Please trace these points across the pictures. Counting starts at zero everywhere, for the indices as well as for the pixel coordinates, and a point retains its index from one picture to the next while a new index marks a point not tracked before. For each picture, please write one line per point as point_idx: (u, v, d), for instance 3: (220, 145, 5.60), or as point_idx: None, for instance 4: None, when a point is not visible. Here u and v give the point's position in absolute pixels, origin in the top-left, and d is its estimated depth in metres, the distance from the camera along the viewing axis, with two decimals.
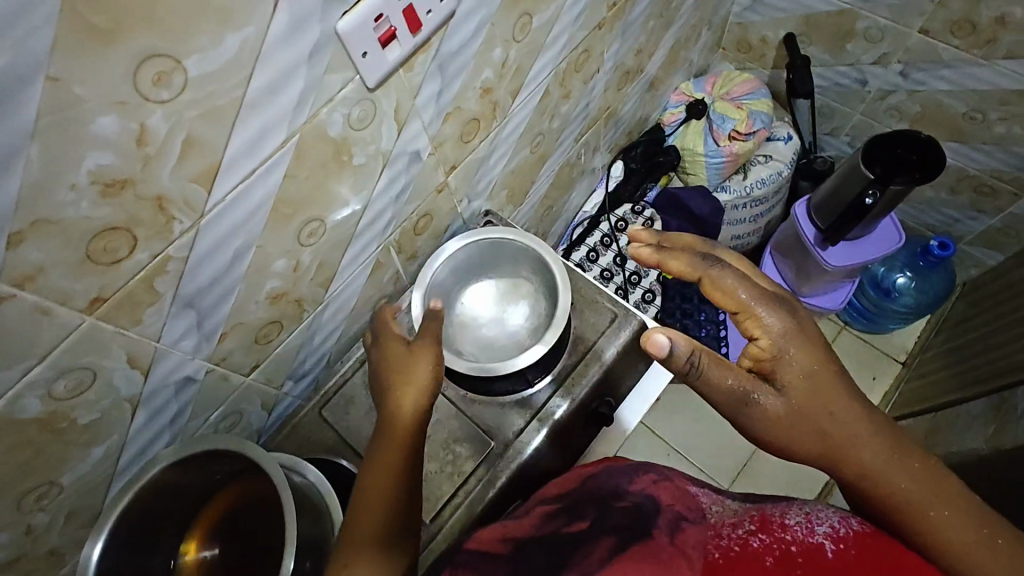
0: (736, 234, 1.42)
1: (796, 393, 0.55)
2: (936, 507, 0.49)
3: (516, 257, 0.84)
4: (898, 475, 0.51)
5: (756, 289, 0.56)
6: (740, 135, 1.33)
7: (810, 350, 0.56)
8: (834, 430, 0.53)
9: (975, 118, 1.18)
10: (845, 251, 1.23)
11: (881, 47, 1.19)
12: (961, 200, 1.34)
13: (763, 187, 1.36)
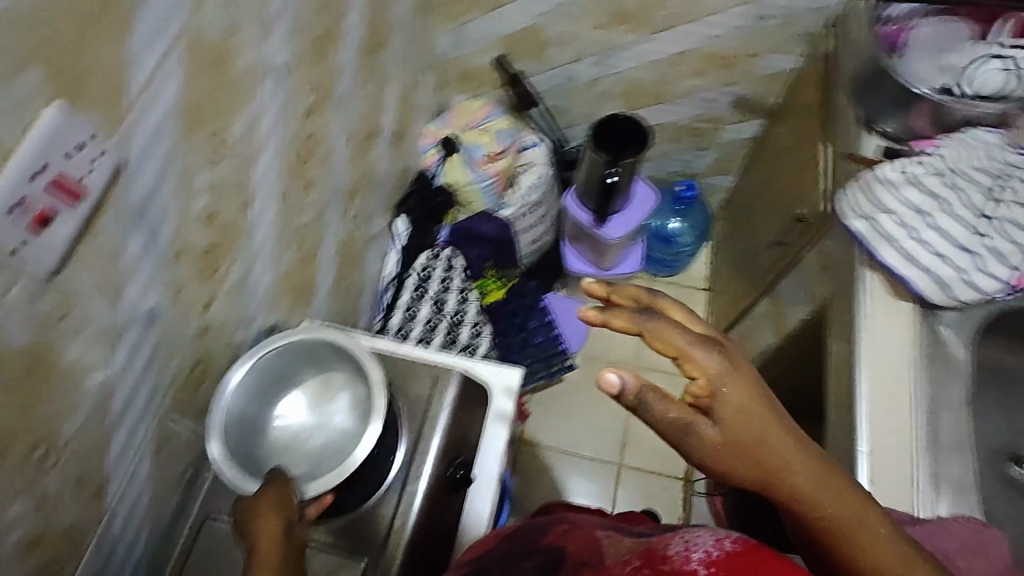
0: (533, 240, 1.48)
1: (735, 429, 0.58)
2: (871, 534, 0.57)
3: (314, 353, 0.79)
4: (837, 505, 0.58)
5: (692, 335, 0.58)
6: (495, 155, 1.41)
7: (756, 392, 0.59)
8: (777, 462, 0.58)
9: (664, 81, 1.39)
10: (621, 221, 1.36)
11: (572, 47, 1.35)
12: (687, 146, 1.57)
13: (537, 190, 1.41)
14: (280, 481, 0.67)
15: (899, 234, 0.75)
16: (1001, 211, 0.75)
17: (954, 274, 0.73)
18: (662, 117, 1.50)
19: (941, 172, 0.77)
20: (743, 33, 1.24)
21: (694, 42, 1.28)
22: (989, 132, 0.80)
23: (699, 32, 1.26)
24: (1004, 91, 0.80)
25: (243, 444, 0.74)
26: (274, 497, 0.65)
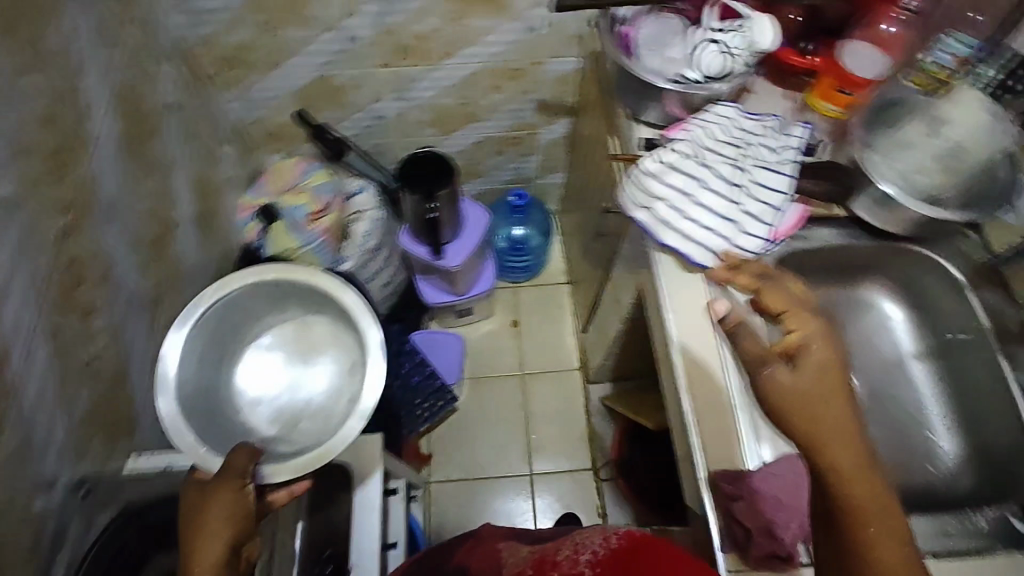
0: (386, 281, 1.47)
1: (815, 378, 0.64)
2: (885, 522, 0.62)
3: (283, 298, 0.85)
4: (864, 489, 0.62)
5: (806, 308, 0.68)
6: (318, 214, 1.34)
7: (824, 336, 0.66)
8: (823, 435, 0.63)
9: (467, 103, 1.42)
10: (459, 246, 1.34)
11: (367, 88, 1.33)
12: (512, 155, 1.61)
13: (373, 238, 1.38)
14: (236, 485, 0.67)
15: (670, 219, 0.80)
16: (750, 175, 0.81)
17: (722, 243, 0.79)
18: (477, 135, 1.52)
19: (693, 151, 0.83)
20: (522, 45, 1.28)
21: (480, 61, 1.30)
22: (725, 105, 0.87)
23: (483, 52, 1.29)
24: (726, 72, 0.85)
25: (206, 416, 0.76)
26: (219, 500, 0.66)
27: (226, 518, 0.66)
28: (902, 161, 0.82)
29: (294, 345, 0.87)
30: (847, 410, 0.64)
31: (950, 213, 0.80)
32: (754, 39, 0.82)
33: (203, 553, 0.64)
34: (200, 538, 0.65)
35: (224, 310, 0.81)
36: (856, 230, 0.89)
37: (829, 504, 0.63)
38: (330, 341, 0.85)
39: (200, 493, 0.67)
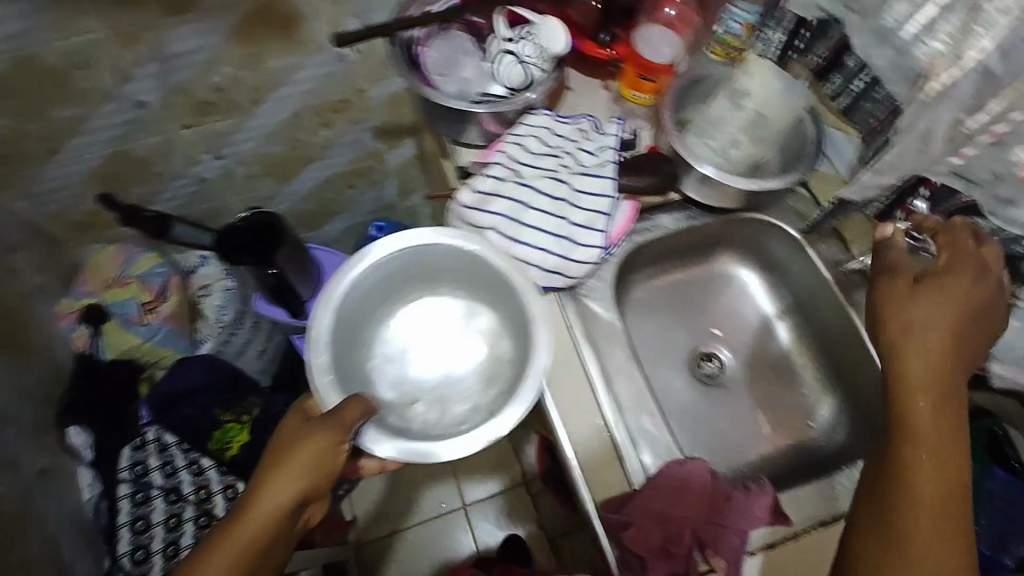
0: (259, 349, 1.38)
1: (945, 308, 0.61)
2: (930, 533, 0.53)
3: (452, 256, 0.75)
4: (928, 489, 0.55)
5: (977, 256, 0.63)
6: (153, 302, 1.26)
7: (965, 305, 0.61)
8: (920, 408, 0.58)
9: (298, 144, 1.30)
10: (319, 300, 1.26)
11: (175, 153, 1.19)
12: (366, 185, 1.51)
13: (228, 310, 1.31)
14: (337, 437, 0.61)
15: (504, 247, 0.76)
16: (573, 184, 0.78)
17: (560, 262, 0.76)
18: (322, 171, 1.41)
19: (514, 169, 0.78)
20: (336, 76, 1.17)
21: (295, 101, 1.18)
22: (537, 114, 0.82)
23: (295, 92, 1.16)
24: (528, 80, 0.81)
25: (350, 335, 0.74)
26: (317, 445, 0.61)
27: (297, 485, 0.60)
28: (715, 139, 0.81)
29: (473, 293, 0.80)
30: (951, 402, 0.58)
31: (769, 183, 0.80)
32: (544, 43, 0.78)
33: (254, 505, 0.59)
34: (266, 504, 0.59)
35: (412, 253, 0.75)
36: (700, 211, 0.90)
37: (873, 500, 0.57)
38: (502, 327, 0.77)
39: (314, 425, 0.62)
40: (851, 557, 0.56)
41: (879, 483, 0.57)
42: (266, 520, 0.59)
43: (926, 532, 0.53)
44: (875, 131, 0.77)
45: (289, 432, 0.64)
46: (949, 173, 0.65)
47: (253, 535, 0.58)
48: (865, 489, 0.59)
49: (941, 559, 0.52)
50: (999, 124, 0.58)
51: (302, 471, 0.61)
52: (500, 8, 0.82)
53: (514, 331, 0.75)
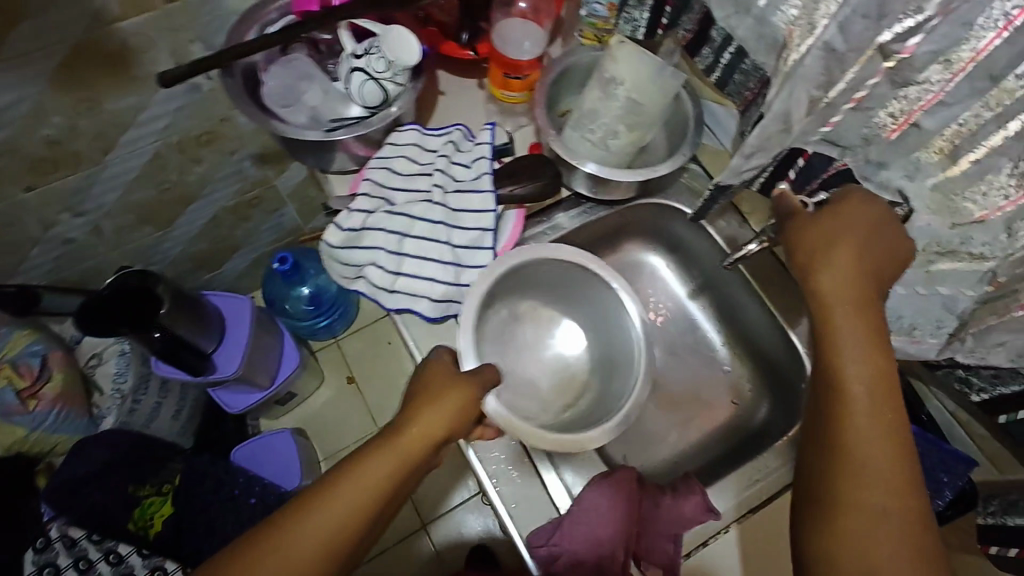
0: (174, 407, 1.30)
1: (838, 256, 0.57)
2: (877, 475, 0.52)
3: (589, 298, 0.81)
4: (871, 431, 0.53)
5: (853, 204, 0.59)
6: (33, 387, 1.06)
7: (863, 236, 0.57)
8: (846, 349, 0.55)
9: (169, 186, 1.18)
10: (226, 355, 1.19)
11: (24, 220, 1.06)
12: (262, 215, 1.41)
13: (127, 376, 1.21)
14: (473, 390, 0.62)
15: (388, 281, 0.72)
16: (451, 203, 0.73)
17: (449, 288, 0.71)
18: (206, 210, 1.30)
19: (384, 197, 0.72)
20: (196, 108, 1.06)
21: (150, 141, 1.06)
22: (404, 130, 0.77)
23: (148, 132, 1.04)
24: (384, 96, 0.74)
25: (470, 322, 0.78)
26: (455, 403, 0.61)
27: (426, 434, 0.59)
28: (592, 132, 0.77)
29: (588, 315, 0.85)
30: (877, 328, 0.55)
31: (657, 171, 0.77)
32: (391, 54, 0.70)
33: (372, 455, 0.57)
34: (394, 459, 0.57)
35: (553, 265, 0.78)
36: (593, 203, 0.86)
37: (820, 454, 0.55)
38: (599, 351, 0.84)
39: (450, 382, 0.63)
40: (809, 518, 0.55)
41: (822, 437, 0.55)
42: (390, 476, 0.56)
43: (869, 481, 0.52)
44: (746, 102, 0.74)
45: (439, 376, 0.63)
46: (820, 140, 0.63)
47: (381, 487, 0.56)
48: (809, 442, 0.57)
49: (892, 500, 0.51)
50: (857, 91, 0.57)
51: (440, 429, 0.59)
52: (341, 20, 0.74)
53: (613, 350, 0.82)
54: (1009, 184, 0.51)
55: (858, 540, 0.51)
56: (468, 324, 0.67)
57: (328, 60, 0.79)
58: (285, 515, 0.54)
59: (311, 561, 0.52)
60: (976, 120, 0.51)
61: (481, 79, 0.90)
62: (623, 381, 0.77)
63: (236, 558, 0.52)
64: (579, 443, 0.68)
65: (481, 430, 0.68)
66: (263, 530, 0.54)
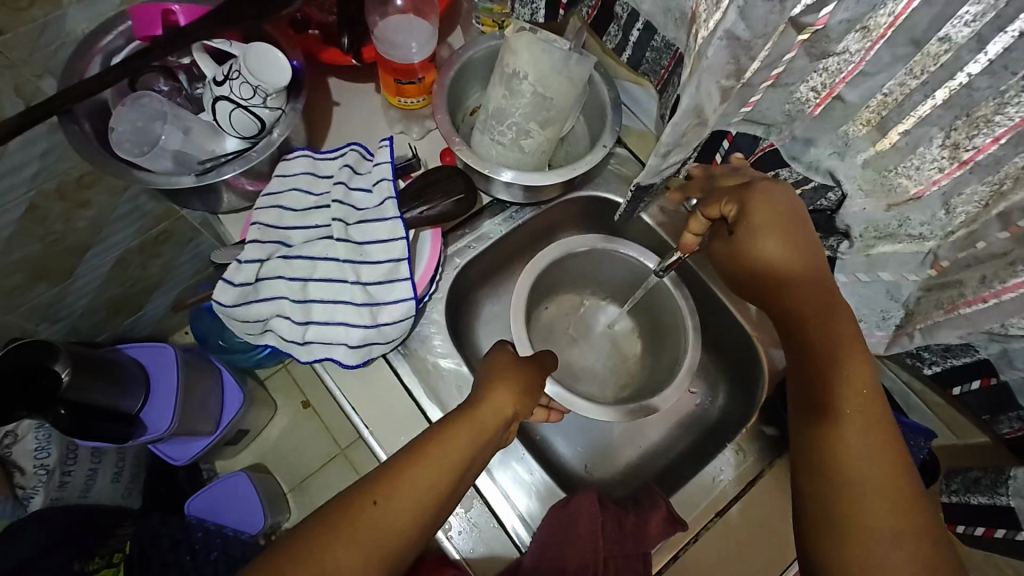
0: (112, 472, 1.17)
1: (770, 230, 0.56)
2: (873, 482, 0.47)
3: (629, 270, 0.83)
4: (858, 437, 0.48)
5: (762, 187, 0.57)
6: None
7: (776, 221, 0.56)
8: (825, 351, 0.52)
9: (58, 242, 0.97)
10: (158, 411, 1.08)
11: None
12: (174, 248, 1.19)
13: (49, 450, 1.04)
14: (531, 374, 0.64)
15: (297, 333, 0.64)
16: (355, 236, 0.65)
17: (367, 331, 0.64)
18: (106, 261, 1.09)
19: (278, 239, 0.65)
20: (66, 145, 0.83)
21: (24, 192, 0.83)
22: (292, 159, 0.69)
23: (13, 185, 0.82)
24: (259, 125, 0.65)
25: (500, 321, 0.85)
26: (517, 382, 0.62)
27: (496, 417, 0.58)
28: (502, 134, 0.70)
29: (624, 291, 0.87)
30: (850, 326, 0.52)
31: (578, 166, 0.70)
32: (256, 79, 0.61)
33: (446, 434, 0.55)
34: (472, 428, 0.56)
35: (590, 255, 0.82)
36: (519, 207, 0.80)
37: (813, 468, 0.49)
38: (640, 326, 0.87)
39: (510, 367, 0.64)
40: (818, 542, 0.48)
41: (811, 449, 0.50)
42: (470, 449, 0.55)
43: (865, 445, 0.48)
44: (662, 82, 0.68)
45: (503, 362, 0.64)
46: (743, 121, 0.58)
47: (464, 455, 0.54)
48: (801, 458, 0.51)
49: (890, 509, 0.46)
50: (774, 68, 0.50)
51: (507, 403, 0.60)
52: (194, 43, 0.64)
53: (657, 312, 0.83)
54: (942, 157, 0.46)
55: (871, 513, 0.46)
56: (520, 316, 0.74)
57: (192, 87, 0.70)
58: (373, 487, 0.51)
59: (407, 533, 0.50)
60: (902, 89, 0.46)
61: (376, 83, 0.81)
62: (673, 342, 0.79)
63: (329, 533, 0.48)
64: (643, 410, 0.71)
65: (546, 413, 0.69)
66: (349, 507, 0.50)
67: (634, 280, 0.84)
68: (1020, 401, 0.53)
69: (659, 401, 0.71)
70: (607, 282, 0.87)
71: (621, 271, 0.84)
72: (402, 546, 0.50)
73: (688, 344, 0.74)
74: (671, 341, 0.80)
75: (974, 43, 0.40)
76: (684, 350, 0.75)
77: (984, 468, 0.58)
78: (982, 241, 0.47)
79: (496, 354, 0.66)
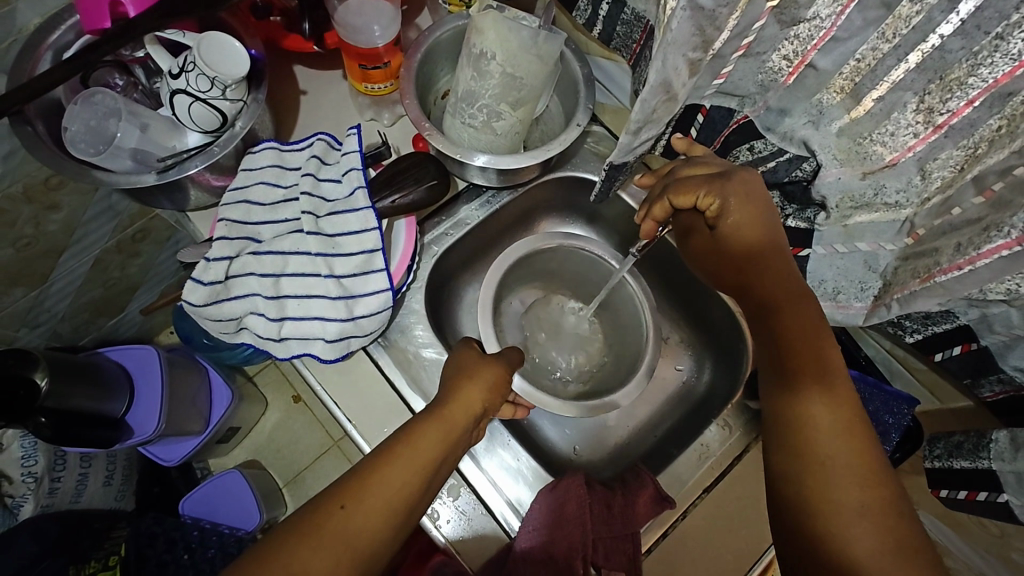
0: (104, 473, 1.15)
1: (743, 219, 0.55)
2: (841, 457, 0.47)
3: (592, 263, 0.83)
4: (823, 412, 0.49)
5: (733, 175, 0.56)
6: None
7: (747, 210, 0.55)
8: (789, 333, 0.52)
9: (30, 248, 0.93)
10: (145, 413, 1.07)
11: None
12: (154, 246, 1.16)
13: (36, 456, 1.01)
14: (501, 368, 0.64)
15: (272, 330, 0.62)
16: (326, 229, 0.64)
17: (343, 325, 0.63)
18: (82, 263, 1.05)
19: (247, 235, 0.63)
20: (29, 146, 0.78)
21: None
22: (258, 151, 0.66)
23: None
24: (221, 119, 0.63)
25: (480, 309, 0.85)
26: (484, 378, 0.62)
27: (471, 414, 0.59)
28: (473, 116, 0.68)
29: (589, 283, 0.87)
30: (810, 310, 0.53)
31: (552, 146, 0.69)
32: (211, 70, 0.59)
33: (420, 438, 0.55)
34: (440, 428, 0.56)
35: (554, 251, 0.82)
36: (495, 191, 0.78)
37: (782, 445, 0.50)
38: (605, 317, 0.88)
39: (475, 364, 0.63)
40: (793, 523, 0.48)
41: (779, 427, 0.51)
42: (438, 450, 0.55)
43: (832, 427, 0.49)
44: (635, 56, 0.66)
45: (465, 361, 0.64)
46: (715, 93, 0.57)
47: (433, 455, 0.54)
48: (772, 437, 0.51)
49: (857, 482, 0.47)
50: (745, 37, 0.49)
51: (476, 401, 0.60)
52: (147, 35, 0.63)
53: (620, 306, 0.83)
54: (916, 122, 0.45)
55: (839, 490, 0.46)
56: (485, 311, 0.73)
57: (150, 81, 0.68)
58: (339, 493, 0.51)
59: (377, 535, 0.50)
60: (874, 54, 0.44)
61: (343, 69, 0.78)
62: (637, 338, 0.80)
63: (295, 541, 0.48)
64: (604, 408, 0.71)
65: (512, 409, 0.67)
66: (314, 516, 0.49)
67: (598, 273, 0.84)
68: (1001, 365, 0.53)
69: (619, 397, 0.72)
70: (573, 274, 0.88)
71: (586, 266, 0.84)
72: (374, 548, 0.50)
73: (648, 341, 0.76)
74: (634, 334, 0.81)
75: (946, 2, 0.38)
76: (647, 348, 0.76)
77: (967, 432, 0.58)
78: (957, 207, 0.46)
79: (462, 353, 0.66)
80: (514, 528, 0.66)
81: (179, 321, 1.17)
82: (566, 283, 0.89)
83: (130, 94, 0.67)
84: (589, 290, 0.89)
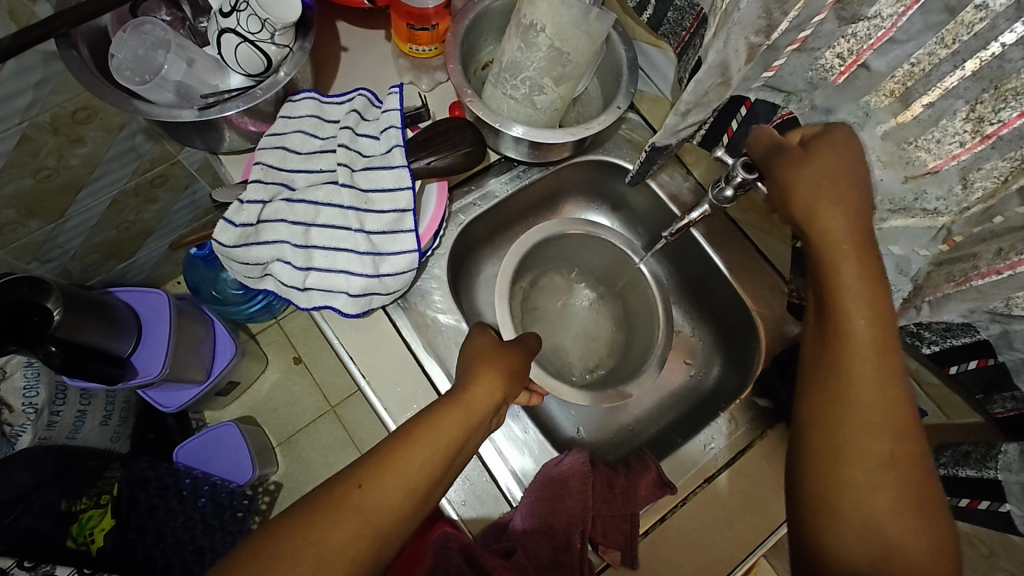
0: (102, 413, 1.12)
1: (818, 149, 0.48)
2: (880, 422, 0.43)
3: (603, 250, 0.84)
4: (868, 371, 0.43)
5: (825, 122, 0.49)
6: None
7: (837, 144, 0.48)
8: (842, 279, 0.45)
9: (53, 180, 0.92)
10: (150, 356, 1.06)
11: None
12: (172, 194, 1.16)
13: (39, 388, 0.97)
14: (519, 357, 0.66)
15: (297, 279, 0.63)
16: (360, 183, 0.64)
17: (369, 281, 0.63)
18: (99, 201, 1.04)
19: (281, 182, 0.64)
20: (63, 76, 0.77)
21: (17, 123, 0.79)
22: (298, 100, 0.67)
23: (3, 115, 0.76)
24: (266, 63, 0.63)
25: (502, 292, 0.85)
26: (504, 365, 0.63)
27: (494, 398, 0.60)
28: (515, 88, 0.69)
29: (604, 271, 0.88)
30: (874, 259, 0.45)
31: (593, 124, 0.69)
32: (263, 12, 0.59)
33: (447, 417, 0.56)
34: (465, 412, 0.57)
35: (571, 237, 0.82)
36: (526, 166, 0.79)
37: (816, 389, 0.46)
38: (615, 306, 0.89)
39: (495, 350, 0.65)
40: (813, 480, 0.44)
41: (812, 387, 0.46)
42: (462, 432, 0.55)
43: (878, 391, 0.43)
44: (682, 44, 0.66)
45: (481, 348, 0.65)
46: (763, 86, 0.57)
47: (457, 434, 0.55)
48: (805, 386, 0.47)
49: (891, 450, 0.42)
50: (801, 30, 0.49)
51: (499, 385, 0.61)
52: None
53: (632, 296, 0.85)
54: (964, 131, 0.45)
55: (874, 455, 0.42)
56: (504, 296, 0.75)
57: (198, 19, 0.68)
58: (357, 471, 0.50)
59: (393, 511, 0.50)
60: (930, 59, 0.44)
61: (387, 31, 0.79)
62: (646, 327, 0.82)
63: (313, 517, 0.47)
64: (613, 398, 0.73)
65: (528, 395, 0.68)
66: (333, 492, 0.49)
67: (611, 261, 0.85)
68: (1016, 382, 0.53)
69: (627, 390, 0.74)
70: (589, 263, 0.88)
71: (600, 255, 0.85)
72: (389, 528, 0.49)
73: (659, 335, 0.78)
74: (645, 325, 0.82)
75: (1013, 10, 0.38)
76: (658, 336, 0.78)
77: (975, 442, 0.59)
78: (1000, 215, 0.46)
79: (473, 342, 0.66)
80: (516, 498, 0.67)
81: (190, 270, 1.17)
82: (584, 272, 0.90)
83: (177, 29, 0.68)
84: (606, 280, 0.89)
